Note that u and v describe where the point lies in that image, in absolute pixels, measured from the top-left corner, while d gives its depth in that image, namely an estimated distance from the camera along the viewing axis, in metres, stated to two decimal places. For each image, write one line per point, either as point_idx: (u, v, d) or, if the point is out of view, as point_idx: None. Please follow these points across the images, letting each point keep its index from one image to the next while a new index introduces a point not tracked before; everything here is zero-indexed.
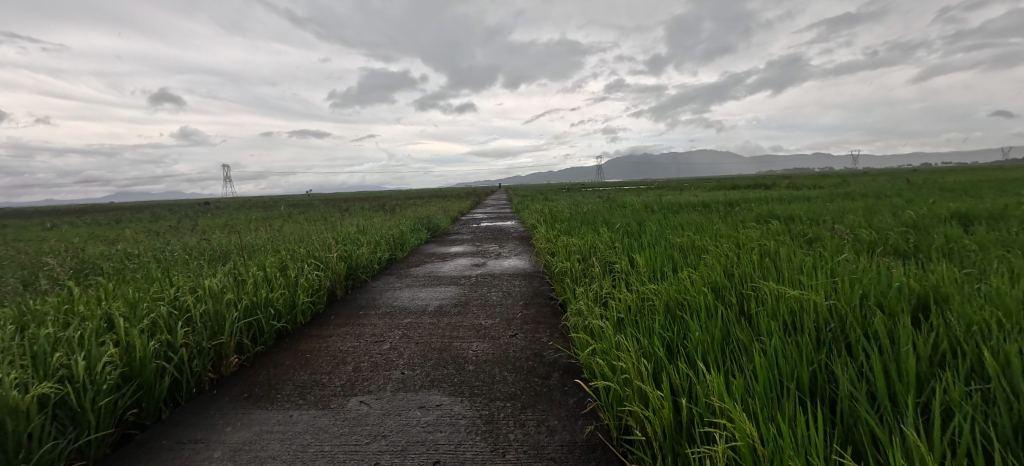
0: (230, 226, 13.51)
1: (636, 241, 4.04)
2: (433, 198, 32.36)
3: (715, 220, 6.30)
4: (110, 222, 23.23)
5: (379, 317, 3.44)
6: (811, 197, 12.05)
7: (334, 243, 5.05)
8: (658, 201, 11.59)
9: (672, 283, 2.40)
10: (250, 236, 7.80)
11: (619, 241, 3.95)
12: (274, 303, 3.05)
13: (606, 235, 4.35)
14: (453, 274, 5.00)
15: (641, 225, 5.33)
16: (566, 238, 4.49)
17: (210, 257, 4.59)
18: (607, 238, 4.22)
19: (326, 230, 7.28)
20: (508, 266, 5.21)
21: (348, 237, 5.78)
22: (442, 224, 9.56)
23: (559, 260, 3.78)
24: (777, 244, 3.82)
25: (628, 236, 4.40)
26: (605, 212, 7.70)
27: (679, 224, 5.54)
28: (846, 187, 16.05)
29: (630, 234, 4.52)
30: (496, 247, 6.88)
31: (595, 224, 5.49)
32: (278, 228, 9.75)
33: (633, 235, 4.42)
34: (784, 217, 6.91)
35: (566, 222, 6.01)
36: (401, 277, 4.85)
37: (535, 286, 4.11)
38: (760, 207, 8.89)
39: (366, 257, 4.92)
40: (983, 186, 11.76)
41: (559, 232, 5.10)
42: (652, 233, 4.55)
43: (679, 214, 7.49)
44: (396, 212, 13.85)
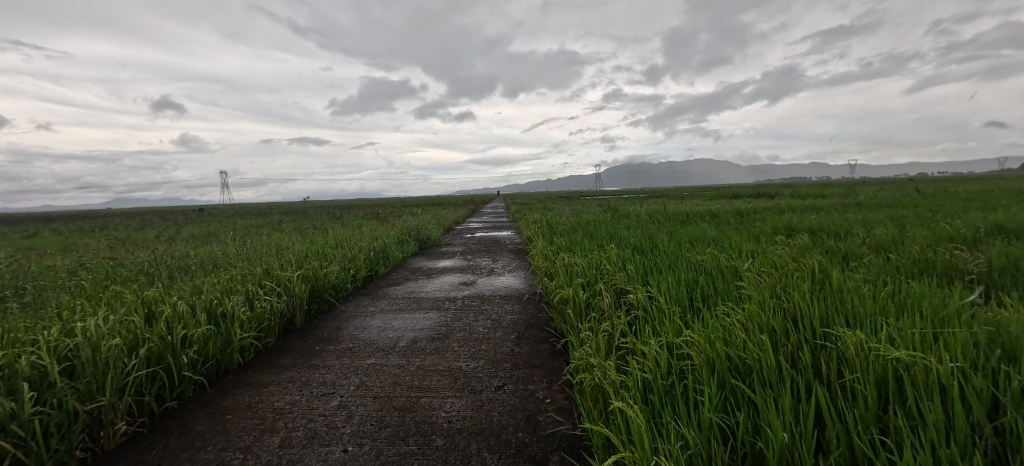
0: (204, 236, 12.61)
1: (652, 261, 3.40)
2: (430, 206, 31.62)
3: (732, 234, 5.65)
4: (89, 229, 22.29)
5: (339, 355, 2.80)
6: (826, 207, 11.35)
7: (301, 259, 4.40)
8: (662, 211, 10.93)
9: (713, 331, 1.77)
10: (215, 249, 7.02)
11: (632, 261, 3.30)
12: (196, 344, 2.43)
13: (615, 252, 3.70)
14: (437, 295, 4.35)
15: (653, 240, 4.68)
16: (569, 255, 3.85)
17: (146, 277, 3.88)
18: (617, 256, 3.58)
19: (300, 243, 6.55)
20: (501, 286, 4.55)
21: (322, 251, 5.12)
22: (433, 235, 8.89)
23: (560, 283, 3.14)
24: (820, 267, 3.19)
25: (642, 254, 3.75)
26: (609, 223, 7.06)
27: (695, 239, 4.90)
28: (859, 196, 15.41)
29: (643, 252, 3.88)
30: (490, 262, 6.22)
31: (599, 239, 4.85)
32: (257, 238, 9.04)
33: (647, 253, 3.78)
34: (808, 230, 6.25)
35: (567, 235, 5.37)
36: (377, 300, 4.19)
37: (530, 312, 3.48)
38: (774, 219, 8.23)
39: (337, 275, 4.27)
40: (1003, 197, 11.19)
41: (560, 247, 4.45)
42: (668, 250, 3.92)
43: (690, 226, 6.83)
44: (386, 221, 13.12)
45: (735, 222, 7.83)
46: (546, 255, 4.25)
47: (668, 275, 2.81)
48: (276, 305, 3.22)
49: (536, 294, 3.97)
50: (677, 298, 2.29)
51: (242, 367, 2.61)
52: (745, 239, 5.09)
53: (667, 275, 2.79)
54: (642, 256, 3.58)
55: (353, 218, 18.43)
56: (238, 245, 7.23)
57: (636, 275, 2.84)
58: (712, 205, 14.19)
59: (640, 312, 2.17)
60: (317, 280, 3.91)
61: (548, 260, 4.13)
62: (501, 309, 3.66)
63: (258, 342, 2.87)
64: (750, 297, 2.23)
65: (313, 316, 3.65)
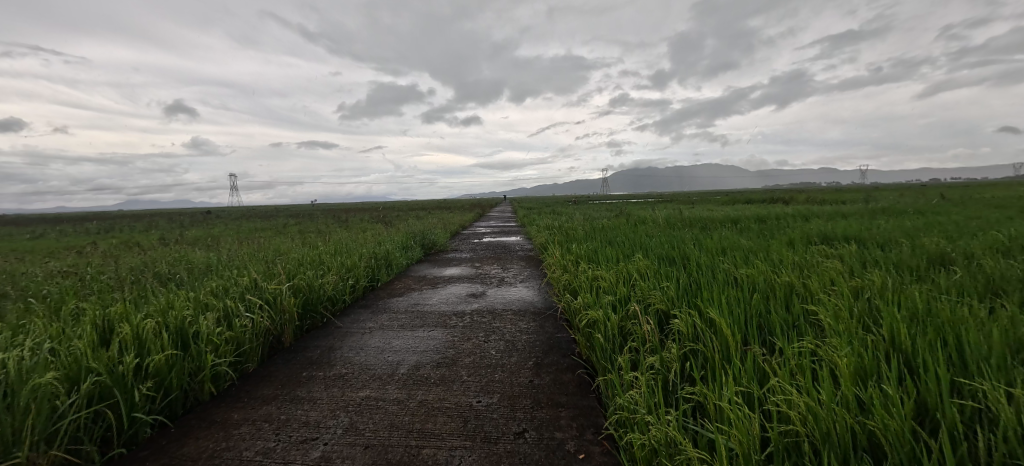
0: (201, 240, 12.23)
1: (689, 275, 2.97)
2: (436, 209, 31.26)
3: (764, 242, 5.18)
4: (92, 230, 22.11)
5: (329, 385, 2.40)
6: (851, 213, 10.81)
7: (294, 266, 4.01)
8: (678, 216, 10.43)
9: (806, 382, 1.34)
10: (207, 254, 6.62)
11: (667, 277, 2.87)
12: (153, 378, 2.06)
13: (644, 264, 3.27)
14: (443, 308, 3.95)
15: (682, 250, 4.24)
16: (593, 266, 3.41)
17: (120, 288, 3.50)
18: (647, 269, 3.16)
19: (296, 248, 6.14)
20: (514, 299, 4.13)
21: (318, 257, 4.73)
22: (439, 239, 8.51)
23: (584, 300, 2.72)
24: (888, 285, 2.74)
25: (674, 267, 3.32)
26: (626, 230, 6.61)
27: (726, 249, 4.45)
28: (881, 202, 14.79)
29: (674, 264, 3.44)
30: (500, 270, 5.80)
31: (620, 247, 4.41)
32: (257, 242, 8.71)
33: (679, 266, 3.35)
34: (843, 238, 5.78)
35: (583, 243, 4.95)
36: (376, 315, 3.78)
37: (549, 331, 3.06)
38: (802, 226, 7.72)
39: (333, 284, 3.88)
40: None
41: (579, 256, 4.02)
42: (703, 262, 3.47)
43: (715, 233, 6.35)
44: (390, 226, 12.73)
45: (759, 229, 7.37)
46: (564, 266, 3.82)
47: (716, 294, 2.37)
48: (260, 322, 2.84)
49: (554, 310, 3.55)
50: (739, 326, 1.85)
51: (213, 400, 2.24)
52: (781, 248, 4.62)
53: (715, 295, 2.36)
54: (676, 270, 3.15)
55: (359, 221, 18.12)
56: (233, 250, 6.86)
57: (677, 294, 2.41)
58: (728, 210, 13.65)
59: (696, 347, 1.74)
60: (308, 291, 3.52)
61: (566, 272, 3.70)
62: (514, 328, 3.25)
63: (234, 368, 2.50)
64: (831, 331, 1.80)
65: (302, 333, 3.26)
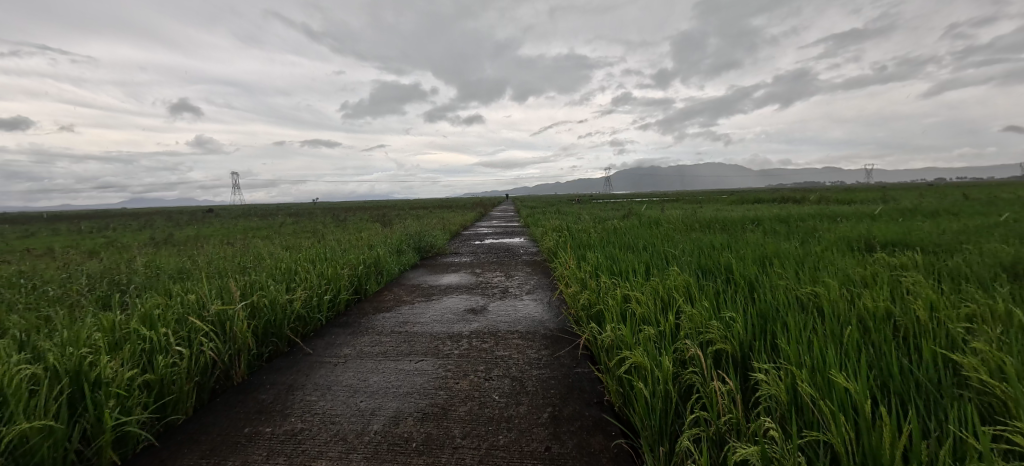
0: (186, 239, 11.61)
1: (745, 300, 2.34)
2: (438, 209, 30.51)
3: (804, 249, 4.55)
4: (83, 228, 21.58)
5: (274, 451, 1.78)
6: (879, 214, 10.12)
7: (261, 278, 3.41)
8: (693, 217, 9.77)
9: None
10: (180, 259, 6.00)
11: (720, 302, 2.23)
12: (15, 454, 1.47)
13: (682, 280, 2.64)
14: (437, 328, 3.33)
15: (718, 258, 3.60)
16: (619, 282, 2.78)
17: (43, 308, 2.89)
18: (689, 290, 2.52)
19: (276, 253, 5.53)
20: (521, 317, 3.50)
21: (294, 265, 4.11)
22: (437, 242, 7.88)
23: (615, 332, 2.08)
24: (1011, 313, 2.11)
25: (719, 285, 2.70)
26: (643, 233, 5.98)
27: (770, 258, 3.80)
28: (905, 201, 14.03)
29: (718, 280, 2.81)
30: (504, 278, 5.17)
31: (644, 256, 3.79)
32: (241, 244, 8.08)
33: (724, 283, 2.73)
34: (892, 245, 5.12)
35: (599, 250, 4.31)
36: (356, 338, 3.15)
37: (567, 366, 2.44)
38: (834, 228, 7.07)
39: (303, 301, 3.26)
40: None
41: (598, 268, 3.39)
42: (752, 279, 2.84)
43: (743, 237, 5.71)
44: (387, 226, 12.12)
45: (788, 232, 6.71)
46: (581, 280, 3.19)
47: (800, 334, 1.74)
48: (198, 361, 2.25)
49: (569, 334, 2.94)
50: (874, 397, 1.22)
51: None
52: (830, 257, 3.98)
53: (800, 337, 1.73)
54: (724, 291, 2.53)
55: (357, 221, 17.47)
56: (211, 254, 6.25)
57: (745, 335, 1.78)
58: (744, 210, 12.95)
59: (817, 437, 1.10)
60: (270, 312, 2.92)
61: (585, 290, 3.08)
62: (522, 359, 2.63)
63: (154, 424, 1.91)
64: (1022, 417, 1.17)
65: (256, 368, 2.64)
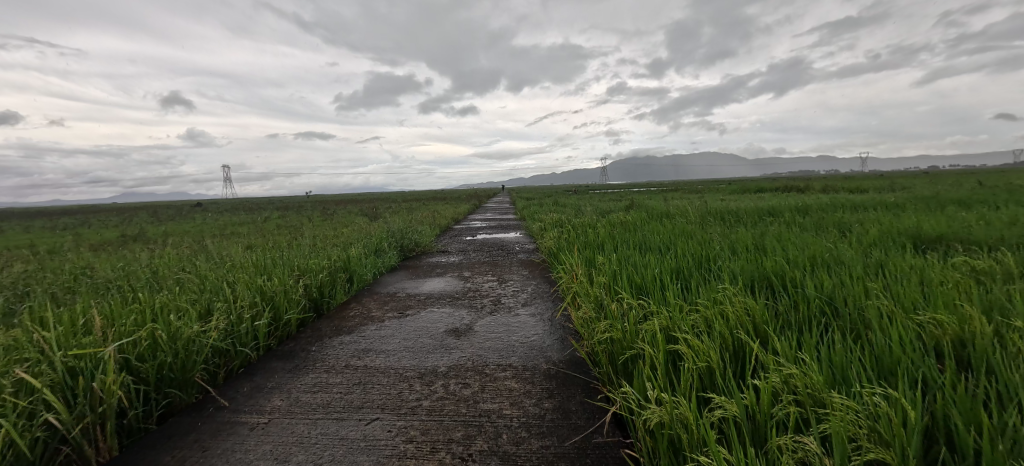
0: (156, 238, 10.78)
1: (851, 347, 1.57)
2: (432, 201, 29.46)
3: (854, 249, 3.80)
4: (57, 225, 20.60)
5: None
6: (906, 203, 9.34)
7: (171, 300, 2.62)
8: (705, 208, 9.02)
9: None
10: (120, 263, 5.18)
11: (821, 355, 1.46)
12: None
13: (744, 309, 1.86)
14: (406, 361, 2.53)
15: (767, 265, 2.83)
16: (654, 309, 1.99)
17: None
18: (758, 327, 1.75)
19: (227, 257, 4.71)
20: (515, 343, 2.72)
21: (233, 277, 3.33)
22: (423, 239, 7.08)
23: (664, 402, 1.30)
24: None
25: (795, 316, 1.92)
26: (658, 229, 5.21)
27: (829, 265, 3.04)
28: (926, 190, 13.25)
29: (791, 306, 2.03)
30: (497, 284, 4.39)
31: (669, 262, 3.02)
32: (204, 244, 7.24)
33: (800, 312, 1.96)
34: (950, 243, 4.38)
35: (610, 252, 3.52)
36: (296, 381, 2.34)
37: (582, 438, 1.66)
38: (868, 221, 6.31)
39: (225, 329, 2.49)
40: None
41: (617, 282, 2.59)
42: (833, 306, 2.08)
43: (773, 233, 4.96)
44: (373, 221, 11.29)
45: (819, 225, 5.94)
46: (597, 299, 2.40)
47: None
48: (14, 446, 1.49)
49: (582, 377, 2.16)
50: None
51: None
52: (896, 259, 3.22)
53: None
54: (810, 329, 1.75)
55: (345, 215, 16.57)
56: (158, 257, 5.43)
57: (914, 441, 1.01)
58: (758, 200, 12.20)
59: None
60: (167, 349, 2.15)
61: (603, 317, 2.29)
62: (517, 420, 1.85)
63: None
64: None
65: (138, 435, 1.88)
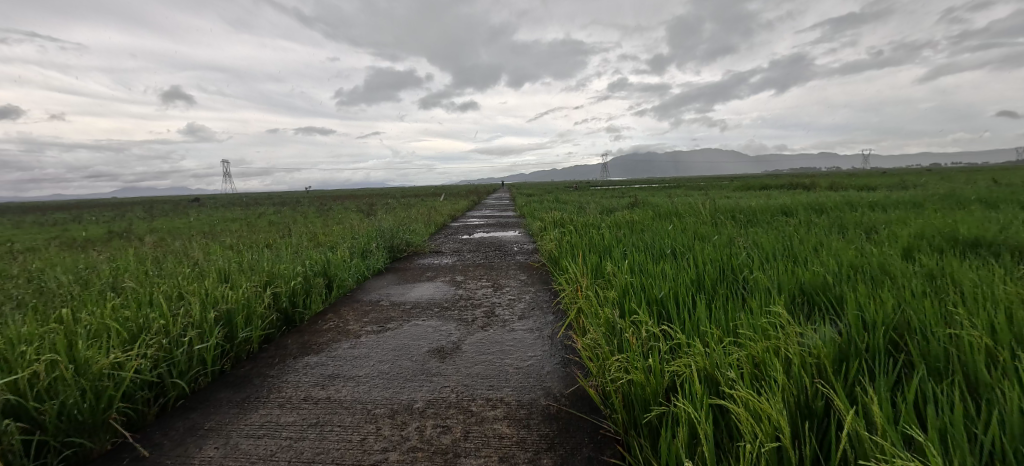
0: (138, 235, 10.32)
1: (961, 412, 1.16)
2: (431, 197, 28.93)
3: (892, 255, 3.38)
4: (47, 220, 20.17)
5: None
6: (924, 202, 8.91)
7: (97, 318, 2.20)
8: (713, 206, 8.58)
9: None
10: (82, 265, 4.75)
11: (932, 435, 1.05)
12: None
13: (804, 350, 1.44)
14: (377, 394, 2.10)
15: (807, 283, 2.41)
16: (684, 342, 1.56)
17: None
18: (828, 378, 1.33)
19: (194, 260, 4.29)
20: (509, 370, 2.30)
21: (187, 285, 2.90)
22: (415, 238, 6.65)
23: None
24: None
25: (865, 360, 1.51)
26: (667, 230, 4.78)
27: (875, 277, 2.62)
28: (939, 188, 12.81)
29: (854, 341, 1.62)
30: (491, 290, 3.96)
31: (688, 273, 2.60)
32: (182, 243, 6.81)
33: (869, 352, 1.54)
34: (992, 248, 3.96)
35: (619, 259, 3.10)
36: (241, 421, 1.92)
37: None
38: (892, 221, 5.87)
39: (157, 355, 2.06)
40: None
41: (632, 301, 2.17)
42: (903, 339, 1.67)
43: (793, 235, 4.53)
44: (367, 218, 10.86)
45: (840, 225, 5.52)
46: (609, 322, 1.97)
47: None
48: None
49: (589, 420, 1.74)
50: None
51: None
52: (946, 269, 2.80)
53: None
54: (893, 378, 1.34)
55: (340, 211, 16.11)
56: (126, 258, 5.00)
57: None
58: (767, 198, 11.73)
59: None
60: (71, 384, 1.73)
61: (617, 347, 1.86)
62: None
63: None
64: None
65: None
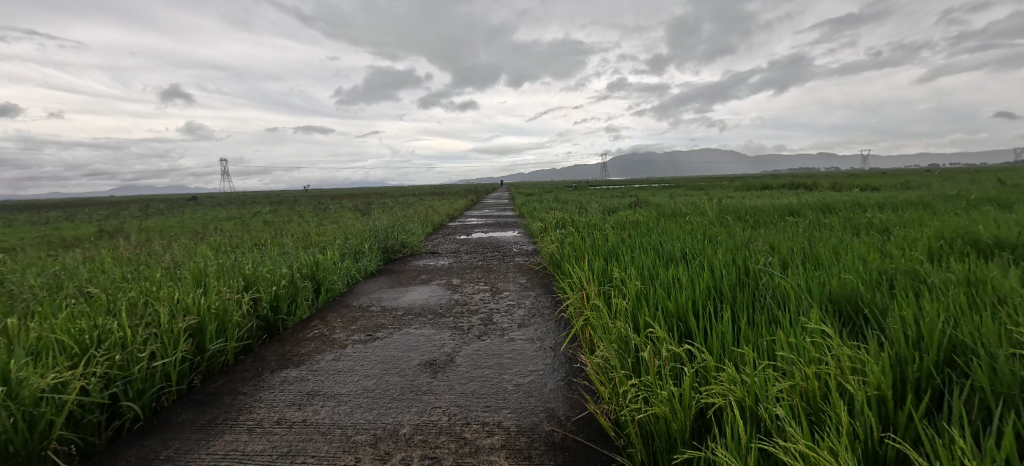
0: (125, 234, 10.04)
1: None
2: (429, 197, 28.68)
3: (916, 258, 3.17)
4: (37, 217, 19.84)
5: None
6: (931, 202, 8.73)
7: (44, 329, 1.97)
8: (717, 206, 8.41)
9: None
10: (56, 266, 4.50)
11: None
12: None
13: (858, 382, 1.22)
14: (360, 416, 1.87)
15: (837, 294, 2.19)
16: (713, 365, 1.34)
17: None
18: (892, 417, 1.11)
19: (174, 262, 4.05)
20: (508, 388, 2.08)
21: (157, 290, 2.67)
22: (410, 239, 6.42)
23: None
24: None
25: (923, 391, 1.30)
26: (673, 231, 4.58)
27: (906, 286, 2.41)
28: (943, 188, 12.64)
29: (908, 368, 1.40)
30: (489, 295, 3.74)
31: (704, 280, 2.38)
32: (168, 243, 6.54)
33: (927, 379, 1.33)
34: (1017, 250, 3.76)
35: (627, 263, 2.88)
36: (204, 449, 1.69)
37: None
38: (903, 221, 5.68)
39: (111, 372, 1.84)
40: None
41: (645, 314, 1.95)
42: (960, 363, 1.46)
43: (805, 237, 4.33)
44: (362, 218, 10.62)
45: (852, 226, 5.30)
46: (621, 337, 1.74)
47: None
48: None
49: (599, 451, 1.52)
50: None
51: None
52: (980, 275, 2.59)
53: None
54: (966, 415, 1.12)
55: (335, 211, 15.86)
56: (104, 260, 4.74)
57: None
58: (769, 198, 11.54)
59: None
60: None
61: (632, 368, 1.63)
62: None
63: None
64: None
65: None
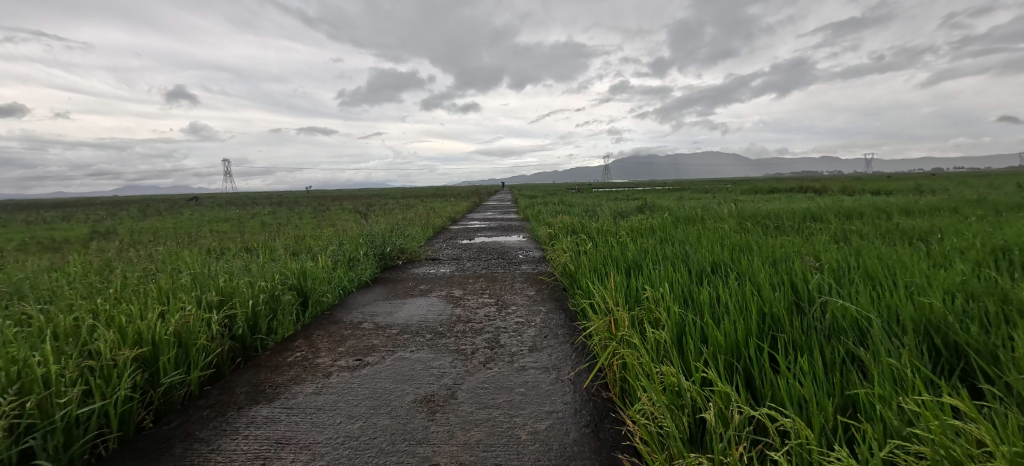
0: (114, 236, 9.64)
1: None
2: (431, 198, 28.19)
3: (984, 273, 2.77)
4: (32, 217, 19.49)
5: None
6: (959, 207, 8.28)
7: None
8: (733, 210, 7.99)
9: None
10: (22, 273, 4.11)
11: None
12: None
13: None
14: None
15: (922, 327, 1.80)
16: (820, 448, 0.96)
17: None
18: None
19: (147, 271, 3.67)
20: (522, 437, 1.69)
21: (112, 308, 2.31)
22: (410, 244, 6.04)
23: None
24: None
25: None
26: (696, 239, 4.19)
27: (996, 312, 2.02)
28: (964, 193, 12.17)
29: None
30: (495, 310, 3.34)
31: (754, 305, 2.00)
32: (153, 247, 6.17)
33: None
34: None
35: (656, 279, 2.50)
36: None
37: None
38: (942, 228, 5.26)
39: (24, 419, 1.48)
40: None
41: (697, 359, 1.55)
42: None
43: (844, 246, 3.93)
44: (360, 220, 10.23)
45: (887, 234, 4.89)
46: (672, 390, 1.36)
47: None
48: None
49: None
50: None
51: None
52: None
53: None
54: None
55: (334, 213, 15.48)
56: (75, 266, 4.36)
57: None
58: (784, 202, 11.10)
59: None
60: None
61: (691, 434, 1.25)
62: None
63: None
64: None
65: None
